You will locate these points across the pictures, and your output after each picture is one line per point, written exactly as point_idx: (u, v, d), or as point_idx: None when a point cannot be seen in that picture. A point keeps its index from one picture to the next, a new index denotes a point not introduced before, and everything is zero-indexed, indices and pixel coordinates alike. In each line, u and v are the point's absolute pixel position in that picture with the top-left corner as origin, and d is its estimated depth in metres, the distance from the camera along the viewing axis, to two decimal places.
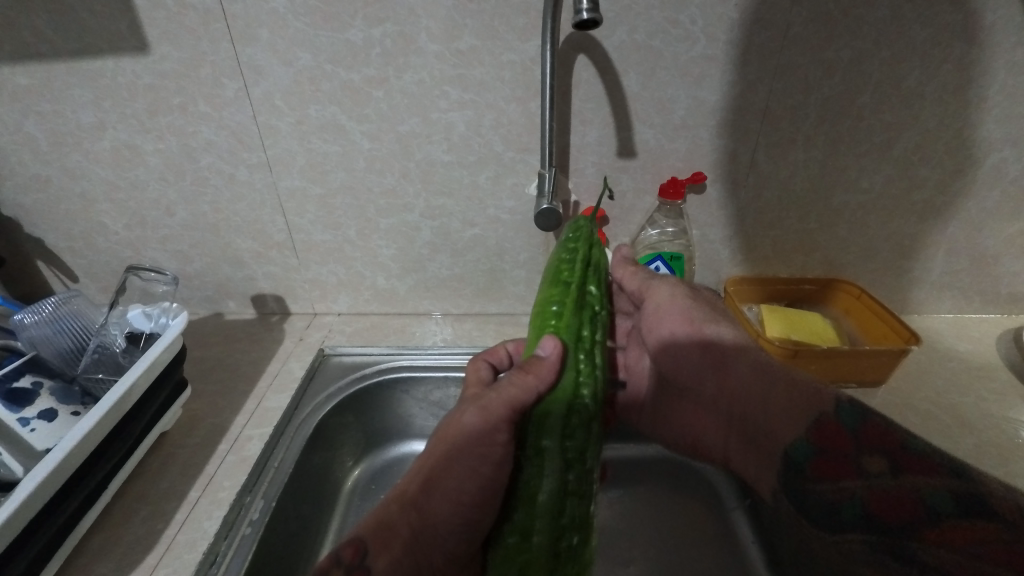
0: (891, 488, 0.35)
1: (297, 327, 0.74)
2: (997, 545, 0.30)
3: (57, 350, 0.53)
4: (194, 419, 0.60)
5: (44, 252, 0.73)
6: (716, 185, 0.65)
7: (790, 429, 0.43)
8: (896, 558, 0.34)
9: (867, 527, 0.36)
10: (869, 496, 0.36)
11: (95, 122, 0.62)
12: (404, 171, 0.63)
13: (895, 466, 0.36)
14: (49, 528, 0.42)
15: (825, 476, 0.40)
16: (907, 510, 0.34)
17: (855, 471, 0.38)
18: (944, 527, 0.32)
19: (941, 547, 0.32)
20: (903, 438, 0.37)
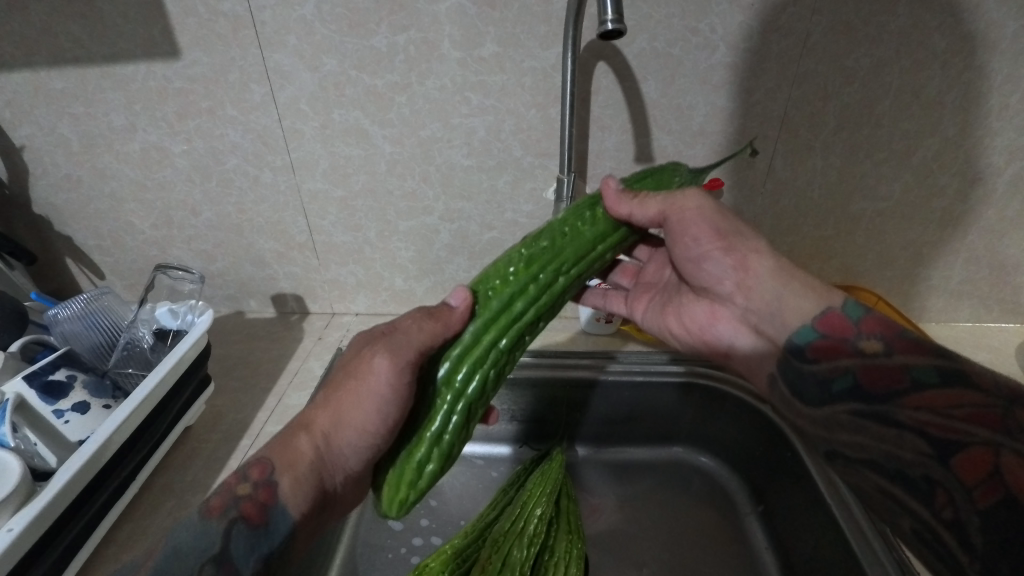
0: (881, 364, 0.38)
1: (316, 327, 0.76)
2: (971, 410, 0.32)
3: (88, 345, 0.55)
4: (217, 414, 0.61)
5: (72, 249, 0.75)
6: (734, 191, 0.66)
7: (794, 317, 0.44)
8: (878, 423, 0.36)
9: (854, 396, 0.38)
10: (858, 370, 0.39)
11: (126, 125, 0.64)
12: (424, 175, 0.64)
13: (891, 345, 0.38)
14: (79, 520, 0.43)
15: (821, 357, 0.41)
16: (894, 384, 0.36)
17: (849, 351, 0.40)
18: (923, 396, 0.34)
19: (920, 412, 0.34)
20: (901, 331, 0.39)
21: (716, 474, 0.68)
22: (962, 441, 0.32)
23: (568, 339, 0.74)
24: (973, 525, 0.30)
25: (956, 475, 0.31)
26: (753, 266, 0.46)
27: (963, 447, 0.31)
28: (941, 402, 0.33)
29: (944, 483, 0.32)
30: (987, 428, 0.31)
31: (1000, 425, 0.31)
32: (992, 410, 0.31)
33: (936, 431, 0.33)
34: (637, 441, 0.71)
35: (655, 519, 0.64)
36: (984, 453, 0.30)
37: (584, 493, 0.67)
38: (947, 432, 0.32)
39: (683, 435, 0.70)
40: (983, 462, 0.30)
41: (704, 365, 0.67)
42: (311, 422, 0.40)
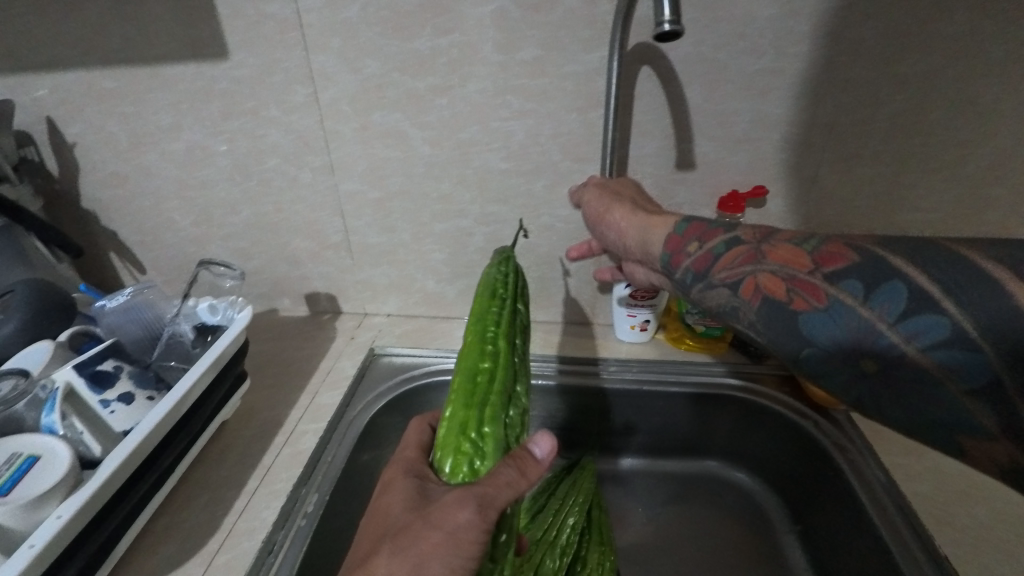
0: (728, 266, 0.42)
1: (347, 327, 0.76)
2: (806, 278, 0.37)
3: (132, 337, 0.56)
4: (251, 411, 0.62)
5: (115, 244, 0.77)
6: (775, 200, 0.64)
7: (655, 246, 0.48)
8: (758, 312, 0.39)
9: (726, 298, 0.42)
10: (716, 274, 0.42)
11: (172, 124, 0.65)
12: (461, 178, 0.64)
13: (727, 246, 0.43)
14: (122, 511, 0.43)
15: (676, 269, 0.46)
16: (754, 282, 0.40)
17: (716, 264, 0.42)
18: (779, 278, 0.38)
19: (784, 289, 0.38)
20: (720, 241, 0.43)
21: (752, 491, 0.66)
22: (828, 302, 0.35)
23: (600, 345, 0.71)
24: (848, 376, 0.34)
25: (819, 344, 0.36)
26: (628, 231, 0.51)
27: (825, 306, 0.35)
28: (789, 272, 0.38)
29: (846, 346, 0.34)
30: (829, 284, 0.35)
31: (822, 295, 0.35)
32: (820, 272, 0.36)
33: (811, 306, 0.36)
34: (668, 453, 0.69)
35: (684, 534, 0.63)
36: (861, 313, 0.33)
37: (614, 504, 0.66)
38: (811, 302, 0.36)
39: (716, 448, 0.68)
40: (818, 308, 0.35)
41: (741, 378, 0.65)
42: (366, 571, 0.31)
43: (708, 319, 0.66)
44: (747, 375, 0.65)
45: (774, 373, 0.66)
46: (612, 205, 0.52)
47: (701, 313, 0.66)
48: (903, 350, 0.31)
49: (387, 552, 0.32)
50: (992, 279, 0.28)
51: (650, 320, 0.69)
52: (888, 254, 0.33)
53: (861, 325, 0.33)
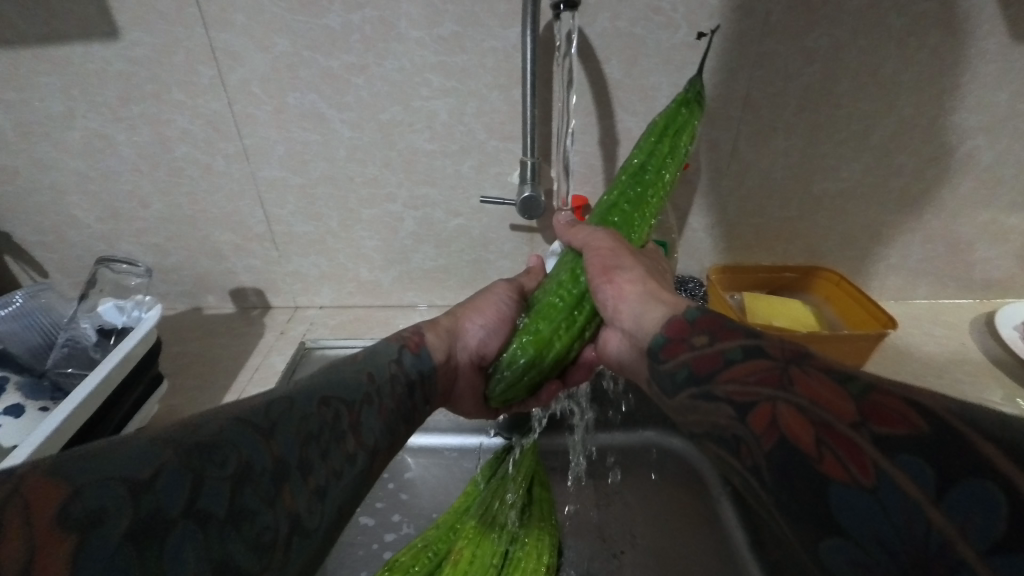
0: (739, 376, 0.28)
1: (279, 321, 0.73)
2: (847, 430, 0.22)
3: (25, 345, 0.51)
4: (171, 415, 0.58)
5: (12, 246, 0.70)
6: (699, 173, 0.66)
7: (650, 329, 0.38)
8: (768, 459, 0.24)
9: (725, 421, 0.27)
10: (719, 384, 0.29)
11: (63, 111, 0.60)
12: (386, 160, 0.62)
13: (743, 354, 0.29)
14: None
15: (667, 359, 0.34)
16: (769, 411, 0.25)
17: (686, 347, 0.33)
18: (807, 417, 0.24)
19: (810, 437, 0.23)
20: (738, 345, 0.30)
21: (693, 460, 0.68)
22: (875, 479, 0.20)
23: None
24: (767, 478, 0.24)
25: (751, 430, 0.26)
26: (625, 291, 0.43)
27: (867, 484, 0.20)
28: (819, 411, 0.24)
29: (873, 546, 0.19)
30: (881, 451, 0.21)
31: (777, 381, 0.26)
32: (868, 430, 0.22)
33: (846, 475, 0.21)
34: (610, 425, 0.70)
35: (626, 504, 0.64)
36: (913, 500, 0.19)
37: (557, 479, 0.67)
38: (847, 471, 0.21)
39: (655, 417, 0.70)
40: (764, 416, 0.25)
41: None
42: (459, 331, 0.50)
43: None
44: None
45: None
46: (623, 264, 0.46)
47: None
48: (826, 445, 0.22)
49: (476, 330, 0.51)
50: (991, 466, 0.18)
51: None
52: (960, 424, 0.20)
53: (810, 415, 0.24)
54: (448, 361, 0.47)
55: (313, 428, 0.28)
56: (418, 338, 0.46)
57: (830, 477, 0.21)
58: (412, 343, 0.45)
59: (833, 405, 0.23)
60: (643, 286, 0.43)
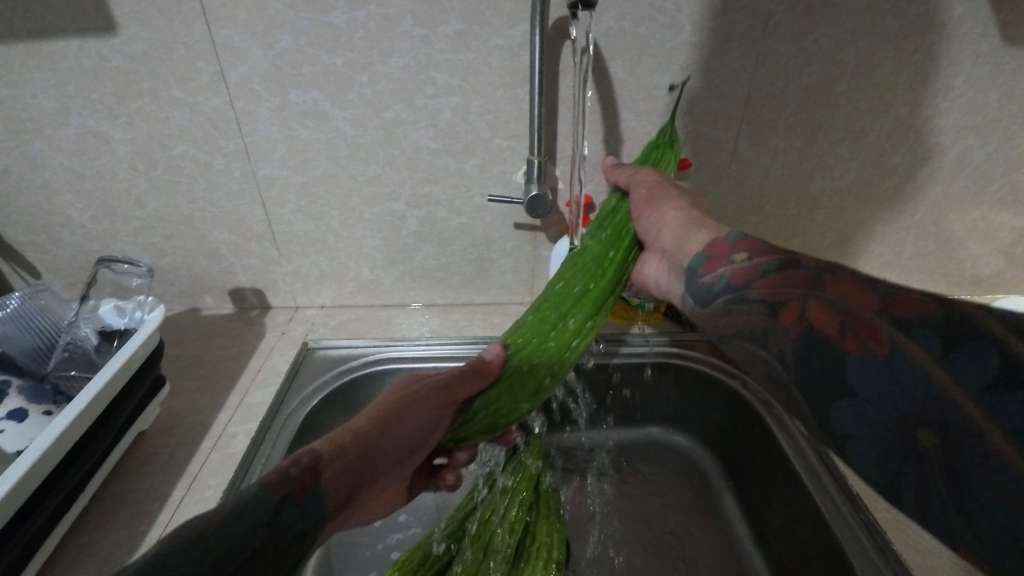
0: (774, 285, 0.32)
1: (278, 321, 0.72)
2: (868, 316, 0.26)
3: (24, 348, 0.50)
4: (173, 417, 0.57)
5: (1, 246, 0.69)
6: (701, 172, 0.66)
7: (689, 252, 0.40)
8: (793, 346, 0.29)
9: (757, 318, 0.31)
10: (757, 289, 0.32)
11: (57, 108, 0.58)
12: (389, 159, 0.62)
13: (778, 266, 0.33)
14: (8, 552, 0.39)
15: (705, 274, 0.37)
16: (800, 308, 0.29)
17: (723, 264, 0.36)
18: (833, 309, 0.28)
19: (834, 323, 0.27)
20: (774, 260, 0.33)
21: (695, 457, 0.69)
22: (889, 353, 0.25)
23: None
24: (793, 361, 0.29)
25: (780, 325, 0.30)
26: (665, 220, 0.45)
27: (882, 354, 0.25)
28: (842, 304, 0.28)
29: (882, 404, 0.25)
30: (897, 330, 0.25)
31: (807, 285, 0.30)
32: (888, 315, 0.26)
33: (864, 350, 0.26)
34: (613, 423, 0.71)
35: (629, 501, 0.64)
36: (919, 364, 0.24)
37: (561, 477, 0.67)
38: (864, 347, 0.26)
39: (656, 413, 0.71)
40: (796, 313, 0.29)
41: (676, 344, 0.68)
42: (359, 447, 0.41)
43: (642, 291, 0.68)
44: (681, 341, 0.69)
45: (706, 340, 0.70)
46: (664, 198, 0.47)
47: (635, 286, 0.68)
48: (847, 330, 0.27)
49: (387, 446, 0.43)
50: (986, 338, 0.22)
51: None
52: (965, 310, 0.24)
53: (835, 308, 0.28)
54: (352, 489, 0.39)
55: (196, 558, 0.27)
56: (313, 477, 0.35)
57: (851, 353, 0.26)
58: (301, 486, 0.34)
59: (857, 300, 0.27)
60: (683, 214, 0.44)
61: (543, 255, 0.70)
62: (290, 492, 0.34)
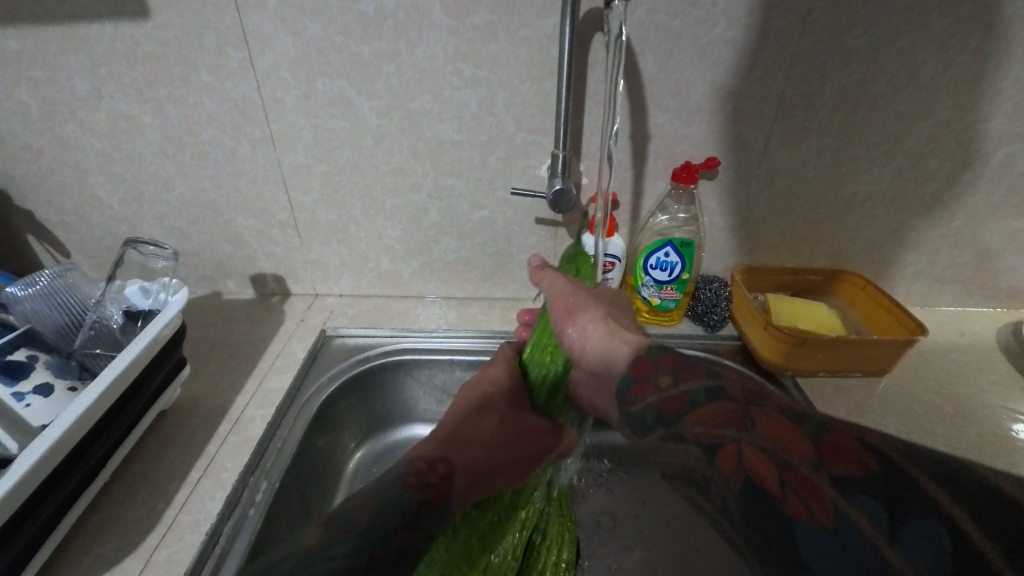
0: (703, 419, 0.35)
1: (298, 308, 0.73)
2: (808, 473, 0.30)
3: (52, 325, 0.51)
4: (193, 399, 0.58)
5: (34, 225, 0.70)
6: (729, 171, 0.65)
7: (617, 370, 0.43)
8: (737, 496, 0.32)
9: (697, 458, 0.35)
10: (687, 425, 0.35)
11: (90, 91, 0.59)
12: (413, 150, 0.62)
13: (707, 394, 0.36)
14: (35, 522, 0.39)
15: (636, 399, 0.39)
16: (736, 452, 0.33)
17: (652, 388, 0.38)
18: (769, 459, 0.32)
19: (774, 480, 0.31)
20: (699, 385, 0.36)
21: None
22: (835, 521, 0.28)
23: None
24: (735, 504, 0.32)
25: (720, 469, 0.33)
26: (590, 333, 0.49)
27: (831, 526, 0.28)
28: (781, 453, 0.32)
29: (820, 561, 0.28)
30: (839, 493, 0.29)
31: (738, 423, 0.34)
32: (827, 470, 0.30)
33: (811, 519, 0.29)
34: None
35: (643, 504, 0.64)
36: (870, 539, 0.27)
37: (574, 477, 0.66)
38: (808, 511, 0.29)
39: None
40: (731, 457, 0.33)
41: (697, 350, 0.68)
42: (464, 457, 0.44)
43: (663, 292, 0.67)
44: (702, 347, 0.68)
45: (727, 346, 0.69)
46: (585, 301, 0.52)
47: (656, 287, 0.66)
48: (789, 487, 0.30)
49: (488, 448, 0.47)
50: (938, 524, 0.27)
51: None
52: (902, 463, 0.29)
53: (773, 459, 0.32)
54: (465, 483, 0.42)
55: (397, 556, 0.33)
56: (445, 483, 0.39)
57: (795, 517, 0.29)
58: (437, 494, 0.38)
59: (790, 446, 0.32)
60: (606, 326, 0.48)
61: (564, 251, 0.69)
62: (428, 500, 0.37)
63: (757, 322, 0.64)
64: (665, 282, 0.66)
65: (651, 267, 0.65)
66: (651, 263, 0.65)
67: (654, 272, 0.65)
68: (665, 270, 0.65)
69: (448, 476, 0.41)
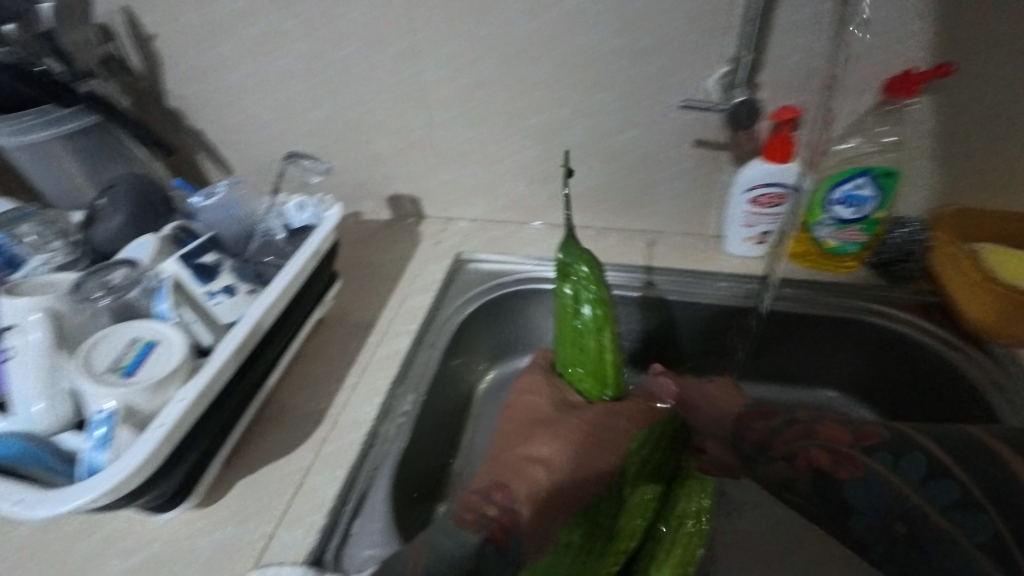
0: (795, 437, 0.53)
1: (432, 231, 0.73)
2: (848, 449, 0.49)
3: (230, 233, 0.55)
4: (343, 311, 0.62)
5: (202, 145, 0.76)
6: (962, 82, 0.50)
7: (728, 411, 0.58)
8: (811, 482, 0.49)
9: (789, 471, 0.51)
10: (778, 447, 0.53)
11: (246, 6, 0.60)
12: (563, 58, 0.56)
13: (787, 424, 0.54)
14: (230, 406, 0.44)
15: (740, 428, 0.56)
16: (808, 454, 0.51)
17: (755, 425, 0.56)
18: (827, 451, 0.50)
19: (827, 459, 0.49)
20: (778, 416, 0.56)
21: None
22: (864, 474, 0.47)
23: (705, 258, 0.64)
24: (806, 495, 0.49)
25: (796, 470, 0.50)
26: (703, 391, 0.60)
27: (862, 475, 0.47)
28: (833, 445, 0.50)
29: (878, 513, 0.45)
30: (865, 455, 0.48)
31: (803, 430, 0.53)
32: (858, 445, 0.49)
33: (852, 476, 0.47)
34: (768, 379, 0.64)
35: None
36: (892, 483, 0.45)
37: None
38: (846, 474, 0.48)
39: (829, 376, 0.62)
40: (809, 460, 0.50)
41: (874, 300, 0.58)
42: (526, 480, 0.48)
43: (844, 232, 0.57)
44: (880, 297, 0.58)
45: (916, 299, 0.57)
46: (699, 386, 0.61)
47: (838, 225, 0.56)
48: (840, 464, 0.48)
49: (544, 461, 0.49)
50: (948, 463, 0.44)
51: (770, 231, 0.60)
52: (936, 446, 0.45)
53: (829, 450, 0.50)
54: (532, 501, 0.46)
55: None
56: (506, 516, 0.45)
57: (844, 481, 0.47)
58: (499, 531, 0.43)
59: (835, 437, 0.50)
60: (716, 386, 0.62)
61: (721, 178, 0.61)
62: (490, 537, 0.43)
63: (975, 280, 0.51)
64: (850, 220, 0.56)
65: (835, 202, 0.55)
66: (836, 197, 0.54)
67: (838, 208, 0.55)
68: (854, 205, 0.54)
69: (510, 505, 0.46)
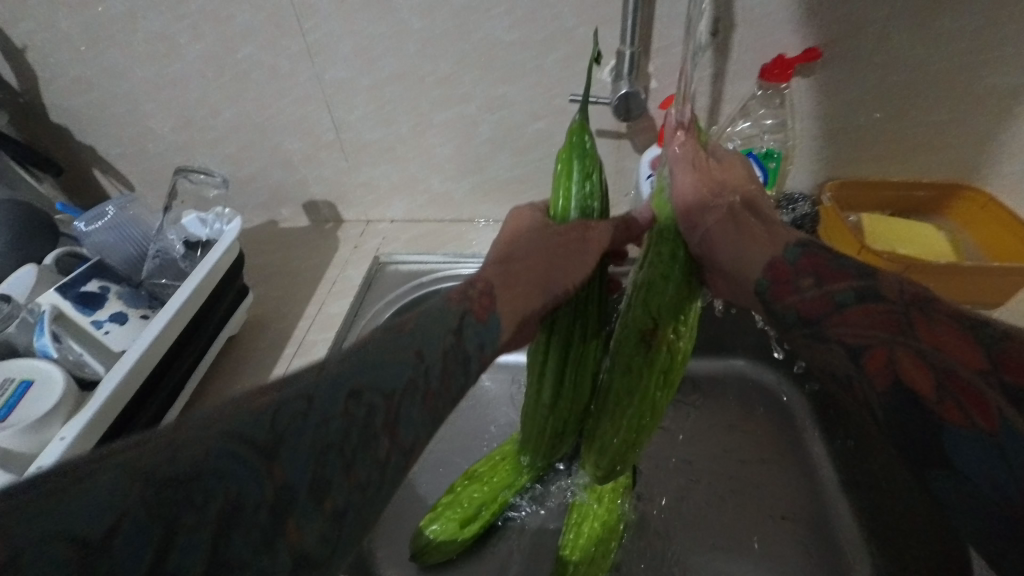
0: (850, 320, 0.29)
1: (351, 235, 0.72)
2: (976, 380, 0.24)
3: (122, 256, 0.53)
4: (259, 323, 0.60)
5: (98, 159, 0.72)
6: (833, 65, 0.54)
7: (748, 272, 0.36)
8: (882, 399, 0.26)
9: (839, 362, 0.29)
10: (828, 327, 0.30)
11: (125, 13, 0.57)
12: (461, 56, 0.56)
13: (856, 296, 0.29)
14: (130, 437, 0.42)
15: (773, 300, 0.33)
16: (886, 354, 0.27)
17: (790, 288, 0.32)
18: (928, 364, 0.25)
19: (931, 382, 0.25)
20: (847, 286, 0.30)
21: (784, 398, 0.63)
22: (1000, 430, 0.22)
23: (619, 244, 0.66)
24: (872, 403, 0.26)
25: (863, 374, 0.27)
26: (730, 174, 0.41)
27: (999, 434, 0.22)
28: (940, 353, 0.25)
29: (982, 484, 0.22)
30: (1008, 402, 0.23)
31: (894, 325, 0.27)
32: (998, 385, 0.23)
33: (972, 422, 0.23)
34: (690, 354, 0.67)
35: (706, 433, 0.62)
36: None
37: None
38: (967, 416, 0.23)
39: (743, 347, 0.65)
40: (879, 360, 0.27)
41: None
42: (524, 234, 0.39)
43: None
44: None
45: None
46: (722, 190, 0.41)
47: None
48: (949, 394, 0.24)
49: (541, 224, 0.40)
50: None
51: None
52: None
53: (927, 360, 0.25)
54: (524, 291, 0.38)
55: (333, 435, 0.24)
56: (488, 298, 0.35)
57: (949, 422, 0.23)
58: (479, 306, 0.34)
59: (957, 352, 0.25)
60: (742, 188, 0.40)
61: (628, 166, 0.63)
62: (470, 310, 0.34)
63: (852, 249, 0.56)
64: None
65: None
66: None
67: None
68: None
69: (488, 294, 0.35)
